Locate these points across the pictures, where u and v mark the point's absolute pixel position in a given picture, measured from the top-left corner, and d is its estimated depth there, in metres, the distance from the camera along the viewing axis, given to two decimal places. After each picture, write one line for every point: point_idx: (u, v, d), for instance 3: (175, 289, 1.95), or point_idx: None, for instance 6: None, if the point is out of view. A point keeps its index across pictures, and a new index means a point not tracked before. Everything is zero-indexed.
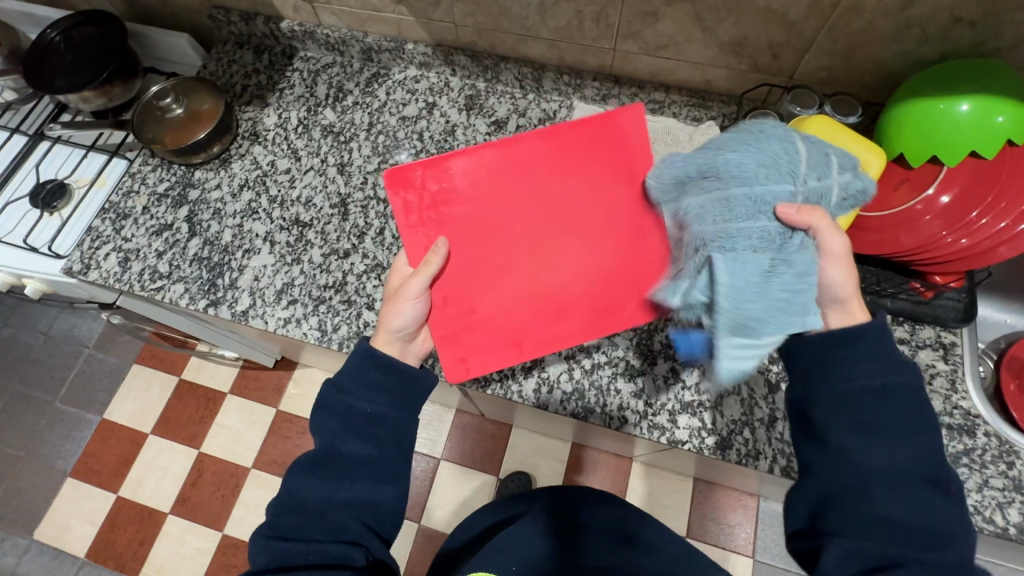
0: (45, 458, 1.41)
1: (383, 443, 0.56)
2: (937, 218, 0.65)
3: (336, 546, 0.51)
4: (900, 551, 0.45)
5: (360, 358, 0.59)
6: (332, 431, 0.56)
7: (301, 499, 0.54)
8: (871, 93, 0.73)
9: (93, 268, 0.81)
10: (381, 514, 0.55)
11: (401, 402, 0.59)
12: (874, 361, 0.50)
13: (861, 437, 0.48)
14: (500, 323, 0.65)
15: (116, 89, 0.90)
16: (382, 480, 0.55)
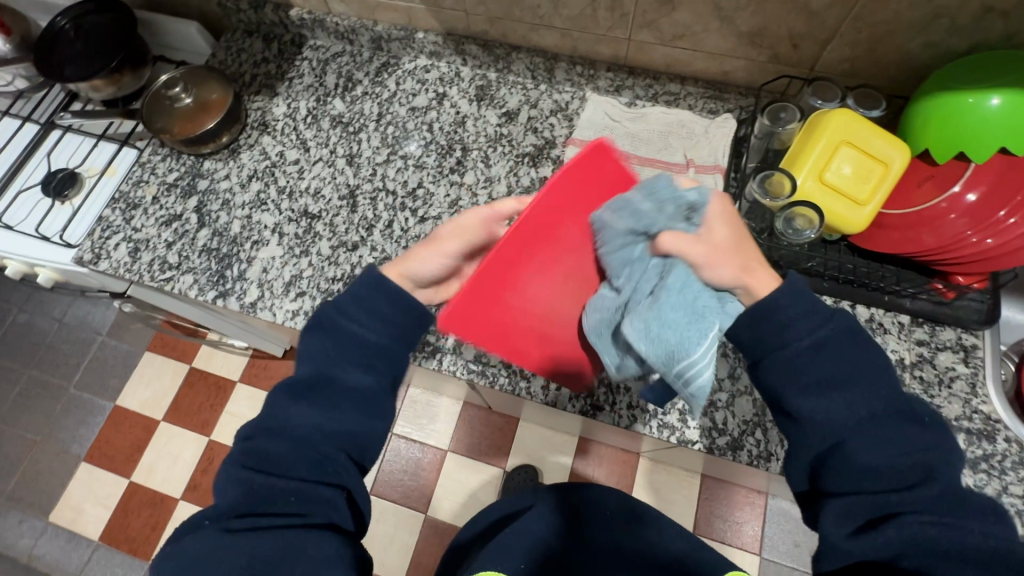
0: (60, 442, 1.44)
1: (381, 373, 0.53)
2: (963, 217, 0.63)
3: (321, 490, 0.48)
4: (889, 496, 0.43)
5: (369, 284, 0.53)
6: (329, 356, 0.52)
7: (286, 425, 0.50)
8: (896, 86, 0.71)
9: (103, 258, 0.82)
10: (367, 449, 0.52)
11: (401, 334, 0.54)
12: (804, 312, 0.48)
13: (818, 397, 0.46)
14: (520, 328, 0.59)
15: (126, 78, 0.90)
16: (373, 415, 0.52)
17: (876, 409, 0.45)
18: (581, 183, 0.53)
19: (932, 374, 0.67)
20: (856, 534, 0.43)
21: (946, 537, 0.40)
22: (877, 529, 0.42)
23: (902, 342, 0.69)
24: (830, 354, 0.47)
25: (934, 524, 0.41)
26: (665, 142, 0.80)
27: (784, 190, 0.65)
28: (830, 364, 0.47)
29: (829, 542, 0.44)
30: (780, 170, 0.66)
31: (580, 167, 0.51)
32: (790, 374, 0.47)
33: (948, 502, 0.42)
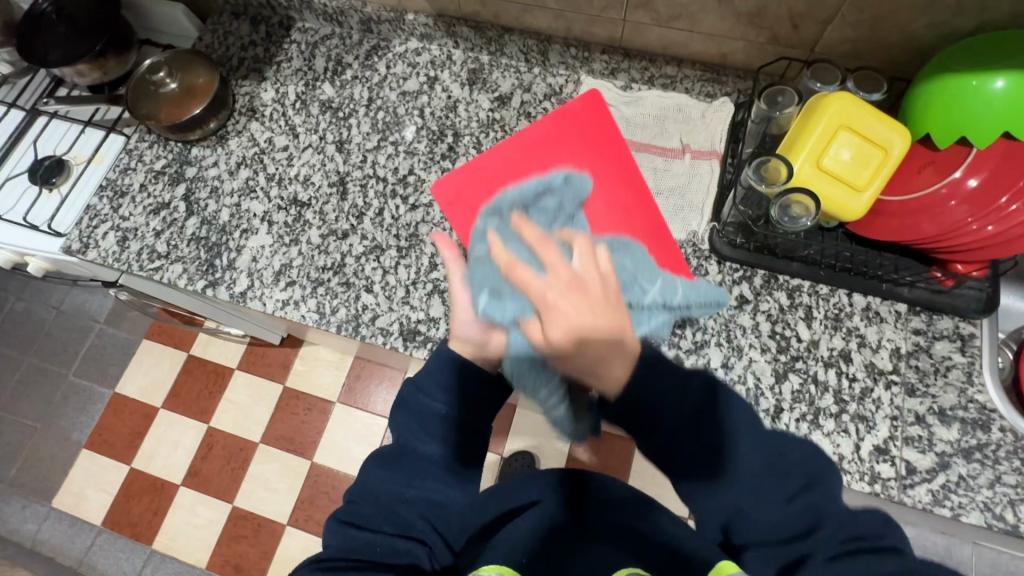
0: (61, 429, 1.45)
1: (453, 445, 0.58)
2: (963, 204, 0.62)
3: (403, 540, 0.55)
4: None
5: (439, 359, 0.58)
6: (410, 430, 0.59)
7: (373, 490, 0.58)
8: (898, 68, 0.69)
9: (92, 247, 0.81)
10: (447, 519, 0.60)
11: (468, 403, 0.58)
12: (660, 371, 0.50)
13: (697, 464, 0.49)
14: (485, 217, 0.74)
15: (110, 63, 0.89)
16: (450, 479, 0.58)
17: (760, 471, 0.49)
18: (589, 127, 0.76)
19: (928, 363, 0.67)
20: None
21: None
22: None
23: (898, 330, 0.68)
24: (685, 421, 0.50)
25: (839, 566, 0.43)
26: (662, 126, 0.78)
27: (781, 177, 0.64)
28: (691, 437, 0.50)
29: None
30: (777, 156, 0.64)
31: (568, 117, 0.77)
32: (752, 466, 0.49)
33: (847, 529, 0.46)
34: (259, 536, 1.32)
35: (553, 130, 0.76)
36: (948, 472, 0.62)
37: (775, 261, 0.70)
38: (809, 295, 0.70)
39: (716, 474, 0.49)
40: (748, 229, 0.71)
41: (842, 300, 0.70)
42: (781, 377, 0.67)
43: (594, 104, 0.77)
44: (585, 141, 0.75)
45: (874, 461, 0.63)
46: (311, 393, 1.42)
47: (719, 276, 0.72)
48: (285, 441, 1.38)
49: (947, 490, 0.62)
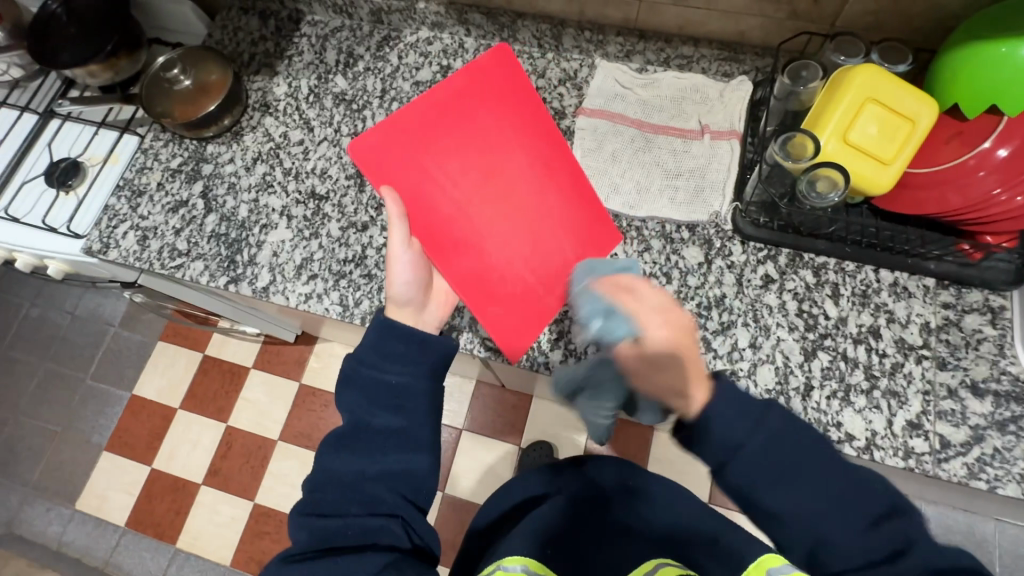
0: (81, 432, 1.46)
1: (411, 414, 0.57)
2: (993, 173, 0.61)
3: (376, 518, 0.52)
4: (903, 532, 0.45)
5: (380, 331, 0.59)
6: (360, 406, 0.57)
7: (335, 474, 0.55)
8: (922, 38, 0.68)
9: (112, 247, 0.81)
10: (419, 485, 0.56)
11: (424, 370, 0.59)
12: (727, 412, 0.50)
13: (779, 497, 0.48)
14: (424, 194, 0.61)
15: (121, 63, 0.88)
16: (414, 450, 0.56)
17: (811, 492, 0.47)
18: (516, 85, 0.63)
19: (959, 337, 0.66)
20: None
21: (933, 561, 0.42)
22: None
23: (927, 305, 0.67)
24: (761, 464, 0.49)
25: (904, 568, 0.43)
26: (679, 108, 0.78)
27: (806, 153, 0.64)
28: (786, 483, 0.48)
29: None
30: (802, 132, 0.64)
31: (475, 78, 0.62)
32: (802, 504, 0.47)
33: (933, 560, 0.42)
34: (282, 532, 1.33)
35: (461, 87, 0.62)
36: (983, 445, 0.62)
37: (800, 239, 0.70)
38: (835, 272, 0.69)
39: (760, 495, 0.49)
40: (772, 208, 0.70)
41: (869, 276, 0.69)
42: (810, 355, 0.66)
43: (505, 64, 0.63)
44: (503, 104, 0.63)
45: (907, 436, 0.63)
46: (328, 388, 1.42)
47: (743, 255, 0.71)
48: (304, 438, 1.39)
49: (982, 462, 0.61)
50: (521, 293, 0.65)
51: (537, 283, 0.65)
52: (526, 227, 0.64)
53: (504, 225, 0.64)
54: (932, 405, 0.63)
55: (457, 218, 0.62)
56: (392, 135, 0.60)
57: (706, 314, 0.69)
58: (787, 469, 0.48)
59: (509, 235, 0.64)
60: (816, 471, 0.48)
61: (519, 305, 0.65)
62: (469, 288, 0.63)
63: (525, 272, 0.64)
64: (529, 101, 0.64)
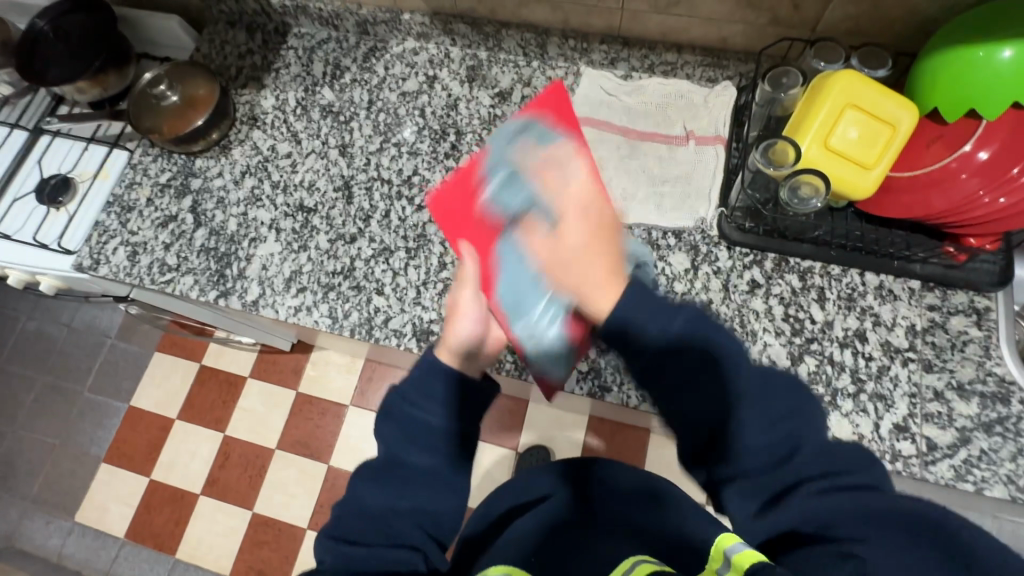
0: (79, 445, 1.46)
1: (445, 454, 0.56)
2: (974, 176, 0.61)
3: (399, 551, 0.51)
4: (803, 469, 0.44)
5: (425, 369, 0.57)
6: (396, 441, 0.56)
7: (366, 504, 0.54)
8: (902, 42, 0.68)
9: (102, 263, 0.81)
10: (441, 522, 0.55)
11: (463, 415, 0.58)
12: (653, 317, 0.47)
13: (694, 391, 0.47)
14: (488, 241, 0.65)
15: (110, 79, 0.89)
16: (444, 492, 0.55)
17: (752, 413, 0.45)
18: (565, 116, 0.65)
19: (944, 339, 0.66)
20: (759, 516, 0.44)
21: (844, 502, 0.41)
22: (785, 504, 0.43)
23: (913, 308, 0.68)
24: (675, 361, 0.47)
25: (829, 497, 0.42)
26: (664, 114, 0.78)
27: (788, 159, 0.64)
28: (693, 385, 0.47)
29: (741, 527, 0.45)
30: (784, 138, 0.64)
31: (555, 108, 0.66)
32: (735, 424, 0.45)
33: (828, 458, 0.44)
34: (281, 540, 1.33)
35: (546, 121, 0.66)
36: (970, 447, 0.62)
37: (785, 244, 0.70)
38: (821, 276, 0.70)
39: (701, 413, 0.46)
40: (757, 214, 0.71)
41: (854, 279, 0.69)
42: (796, 360, 0.67)
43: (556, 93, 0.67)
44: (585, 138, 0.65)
45: (894, 439, 0.63)
46: (324, 397, 1.43)
47: (729, 261, 0.71)
48: (301, 447, 1.39)
49: (970, 464, 0.62)
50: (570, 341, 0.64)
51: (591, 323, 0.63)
52: None
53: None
54: (918, 408, 0.64)
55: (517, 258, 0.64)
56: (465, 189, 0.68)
57: None
58: (706, 367, 0.46)
59: None
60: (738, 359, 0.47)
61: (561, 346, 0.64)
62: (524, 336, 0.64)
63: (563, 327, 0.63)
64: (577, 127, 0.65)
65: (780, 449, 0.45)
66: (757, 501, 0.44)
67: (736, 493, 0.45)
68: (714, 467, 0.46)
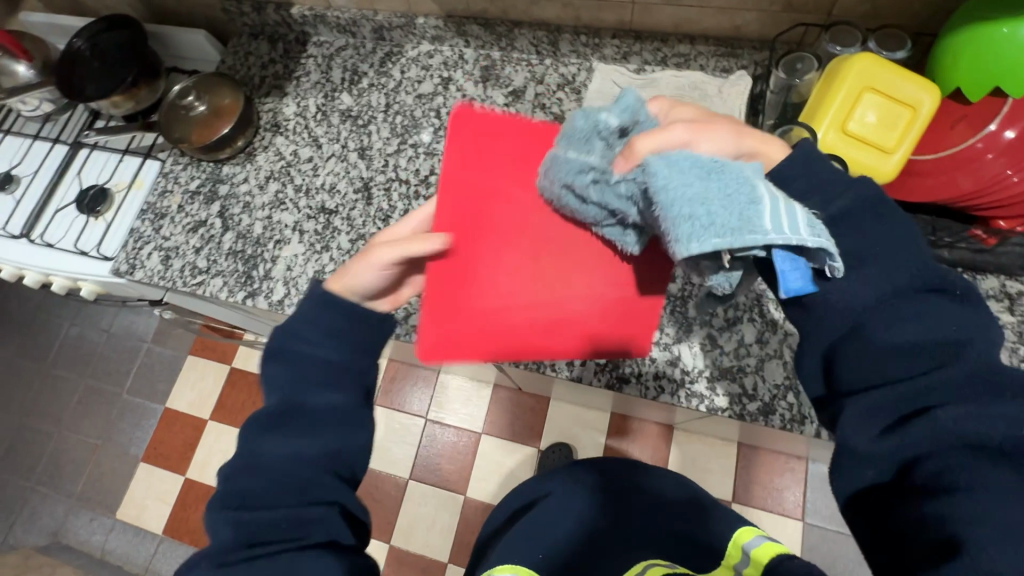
0: (120, 445, 1.53)
1: (349, 390, 0.53)
2: (1001, 156, 0.60)
3: (313, 509, 0.49)
4: (960, 385, 0.40)
5: (318, 300, 0.54)
6: (291, 385, 0.52)
7: (266, 461, 0.50)
8: (922, 23, 0.67)
9: (138, 267, 0.85)
10: (354, 464, 0.53)
11: (358, 346, 0.54)
12: (815, 195, 0.44)
13: (846, 277, 0.43)
14: (496, 326, 0.55)
15: (142, 93, 0.93)
16: (346, 429, 0.52)
17: (900, 306, 0.42)
18: (481, 150, 0.51)
19: None
20: (883, 435, 0.41)
21: (977, 429, 0.38)
22: (911, 424, 0.40)
23: None
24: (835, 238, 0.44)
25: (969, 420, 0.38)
26: (678, 106, 0.78)
27: None
28: (849, 266, 0.43)
29: (853, 447, 0.42)
30: (800, 124, 0.63)
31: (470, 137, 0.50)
32: (885, 316, 0.42)
33: (980, 385, 0.39)
34: None
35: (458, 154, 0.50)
36: None
37: None
38: None
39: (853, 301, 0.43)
40: None
41: None
42: None
43: (458, 131, 0.50)
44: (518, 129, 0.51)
45: None
46: None
47: None
48: None
49: None
50: (626, 301, 0.55)
51: (643, 284, 0.54)
52: (594, 255, 0.53)
53: (578, 266, 0.54)
54: None
55: (541, 314, 0.55)
56: (435, 301, 0.52)
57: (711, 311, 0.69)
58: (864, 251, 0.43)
59: (591, 269, 0.53)
60: (889, 263, 0.43)
61: (615, 330, 0.57)
62: (583, 343, 0.57)
63: (603, 313, 0.56)
64: (505, 147, 0.51)
65: (935, 351, 0.41)
66: (886, 417, 0.42)
67: (859, 411, 0.42)
68: (845, 375, 0.43)
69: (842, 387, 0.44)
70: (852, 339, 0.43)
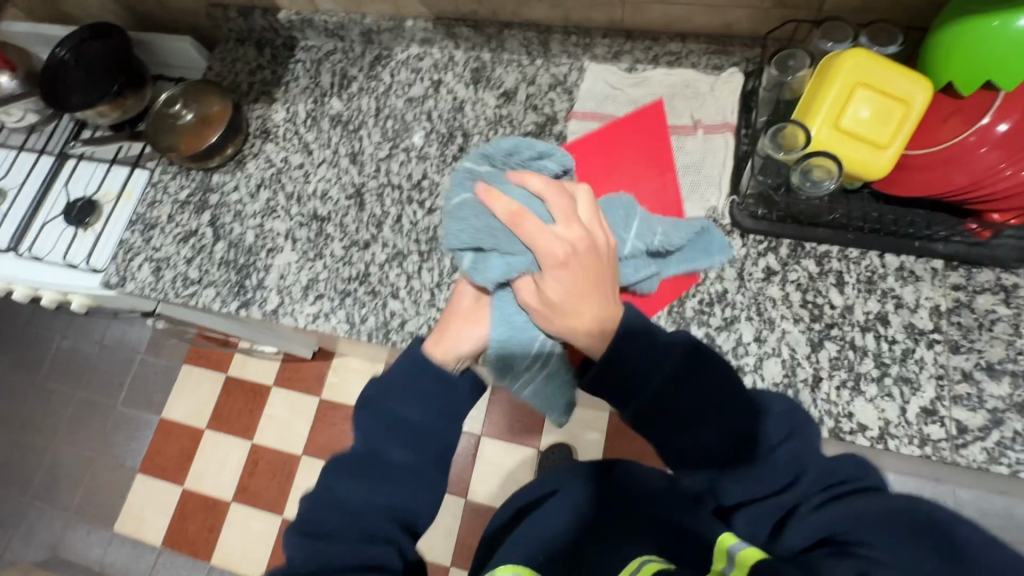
0: (116, 457, 1.51)
1: (424, 452, 0.54)
2: (994, 150, 0.59)
3: (372, 546, 0.48)
4: (813, 489, 0.47)
5: (411, 362, 0.57)
6: (377, 433, 0.54)
7: (339, 497, 0.51)
8: (913, 17, 0.66)
9: (129, 279, 0.84)
10: (418, 520, 0.53)
11: (443, 411, 0.56)
12: (656, 341, 0.52)
13: (703, 418, 0.50)
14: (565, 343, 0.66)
15: (128, 102, 0.91)
16: (418, 491, 0.53)
17: (767, 441, 0.49)
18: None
19: (971, 318, 0.65)
20: (773, 533, 0.48)
21: (843, 516, 0.44)
22: (786, 526, 0.47)
23: (936, 288, 0.66)
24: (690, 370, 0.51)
25: (829, 510, 0.45)
26: (670, 104, 0.77)
27: (799, 142, 0.62)
28: (702, 401, 0.50)
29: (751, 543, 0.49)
30: (794, 121, 0.63)
31: None
32: (749, 450, 0.49)
33: (829, 482, 0.47)
34: None
35: None
36: (1003, 428, 0.60)
37: (800, 229, 0.69)
38: (839, 260, 0.69)
39: (707, 432, 0.50)
40: (769, 199, 0.70)
41: (874, 262, 0.68)
42: (817, 346, 0.66)
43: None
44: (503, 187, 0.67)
45: (923, 423, 0.62)
46: (347, 402, 1.45)
47: (743, 249, 0.71)
48: (327, 452, 1.42)
49: (1003, 446, 0.60)
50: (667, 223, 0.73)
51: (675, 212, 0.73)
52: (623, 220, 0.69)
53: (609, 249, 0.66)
54: (948, 390, 0.62)
55: None
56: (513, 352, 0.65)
57: (708, 311, 0.69)
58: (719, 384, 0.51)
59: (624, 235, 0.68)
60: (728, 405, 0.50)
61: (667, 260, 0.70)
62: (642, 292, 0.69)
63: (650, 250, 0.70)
64: None
65: (794, 470, 0.48)
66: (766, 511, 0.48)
67: (746, 517, 0.49)
68: (724, 496, 0.51)
69: (726, 501, 0.51)
70: (721, 477, 0.50)
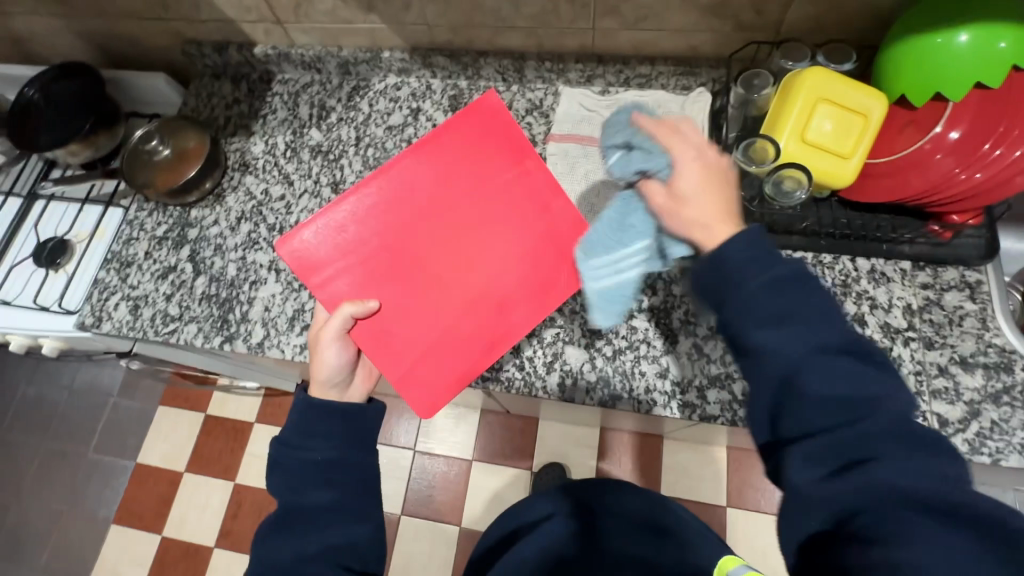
0: (89, 508, 1.44)
1: (344, 485, 0.58)
2: (949, 156, 0.63)
3: None
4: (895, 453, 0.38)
5: (303, 409, 0.60)
6: (291, 488, 0.57)
7: (273, 558, 0.55)
8: (862, 36, 0.71)
9: (105, 320, 0.81)
10: (360, 553, 0.57)
11: (353, 442, 0.60)
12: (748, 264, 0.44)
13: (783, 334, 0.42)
14: (451, 352, 0.66)
15: (100, 140, 0.90)
16: (354, 523, 0.57)
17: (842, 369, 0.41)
18: (341, 244, 0.66)
19: (942, 315, 0.68)
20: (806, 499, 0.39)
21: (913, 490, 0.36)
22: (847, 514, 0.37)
23: (906, 287, 0.69)
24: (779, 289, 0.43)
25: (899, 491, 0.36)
26: None
27: (769, 155, 0.66)
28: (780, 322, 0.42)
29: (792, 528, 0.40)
30: (762, 136, 0.67)
31: (321, 236, 0.66)
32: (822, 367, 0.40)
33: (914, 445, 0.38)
34: None
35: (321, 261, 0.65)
36: (980, 419, 0.63)
37: (774, 237, 0.71)
38: (813, 266, 0.71)
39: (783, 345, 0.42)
40: (744, 210, 0.71)
41: (847, 265, 0.71)
42: None
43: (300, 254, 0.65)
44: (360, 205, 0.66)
45: None
46: None
47: None
48: None
49: (982, 436, 0.62)
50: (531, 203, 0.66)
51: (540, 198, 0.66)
52: (490, 222, 0.66)
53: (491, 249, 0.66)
54: (926, 385, 0.65)
55: (479, 315, 0.66)
56: (390, 353, 0.65)
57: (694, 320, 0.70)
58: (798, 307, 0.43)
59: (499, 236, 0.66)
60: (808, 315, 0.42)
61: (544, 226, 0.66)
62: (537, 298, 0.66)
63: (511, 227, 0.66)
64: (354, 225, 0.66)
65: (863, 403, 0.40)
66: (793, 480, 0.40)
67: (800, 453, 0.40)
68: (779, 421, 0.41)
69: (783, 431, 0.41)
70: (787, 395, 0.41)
